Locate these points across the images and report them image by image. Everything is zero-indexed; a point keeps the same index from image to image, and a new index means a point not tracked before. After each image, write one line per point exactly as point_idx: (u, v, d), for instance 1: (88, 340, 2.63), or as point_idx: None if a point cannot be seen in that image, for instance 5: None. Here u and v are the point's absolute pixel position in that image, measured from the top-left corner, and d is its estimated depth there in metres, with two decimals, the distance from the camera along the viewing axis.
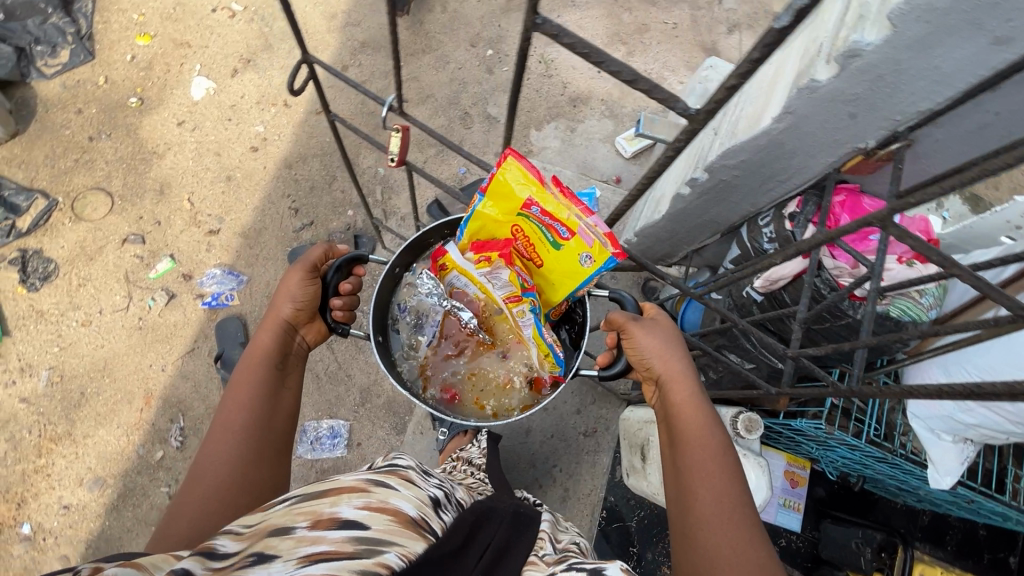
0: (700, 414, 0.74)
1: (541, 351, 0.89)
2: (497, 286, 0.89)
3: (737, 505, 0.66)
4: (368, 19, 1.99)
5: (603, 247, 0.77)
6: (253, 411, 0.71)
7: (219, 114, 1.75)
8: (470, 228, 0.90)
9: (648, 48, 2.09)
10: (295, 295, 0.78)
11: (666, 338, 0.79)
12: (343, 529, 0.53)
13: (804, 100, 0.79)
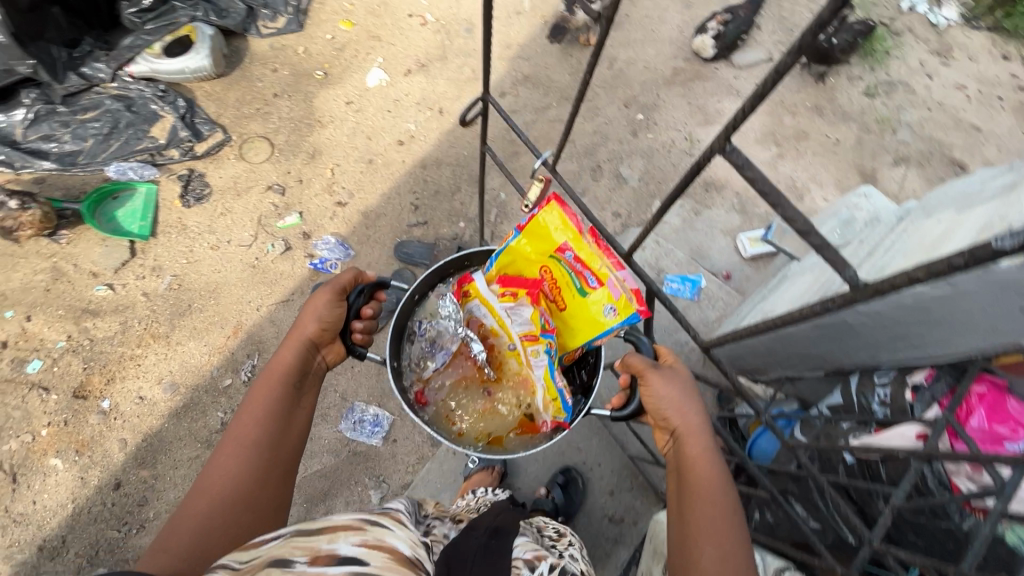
0: (711, 469, 0.71)
1: (548, 395, 0.78)
2: (515, 322, 0.81)
3: (738, 567, 0.64)
4: (538, 57, 2.11)
5: (628, 302, 0.72)
6: (268, 424, 0.73)
7: (382, 105, 1.92)
8: (500, 260, 0.84)
9: (801, 155, 2.02)
10: (323, 315, 0.80)
11: (682, 388, 0.75)
12: (342, 566, 0.51)
13: (972, 278, 0.74)
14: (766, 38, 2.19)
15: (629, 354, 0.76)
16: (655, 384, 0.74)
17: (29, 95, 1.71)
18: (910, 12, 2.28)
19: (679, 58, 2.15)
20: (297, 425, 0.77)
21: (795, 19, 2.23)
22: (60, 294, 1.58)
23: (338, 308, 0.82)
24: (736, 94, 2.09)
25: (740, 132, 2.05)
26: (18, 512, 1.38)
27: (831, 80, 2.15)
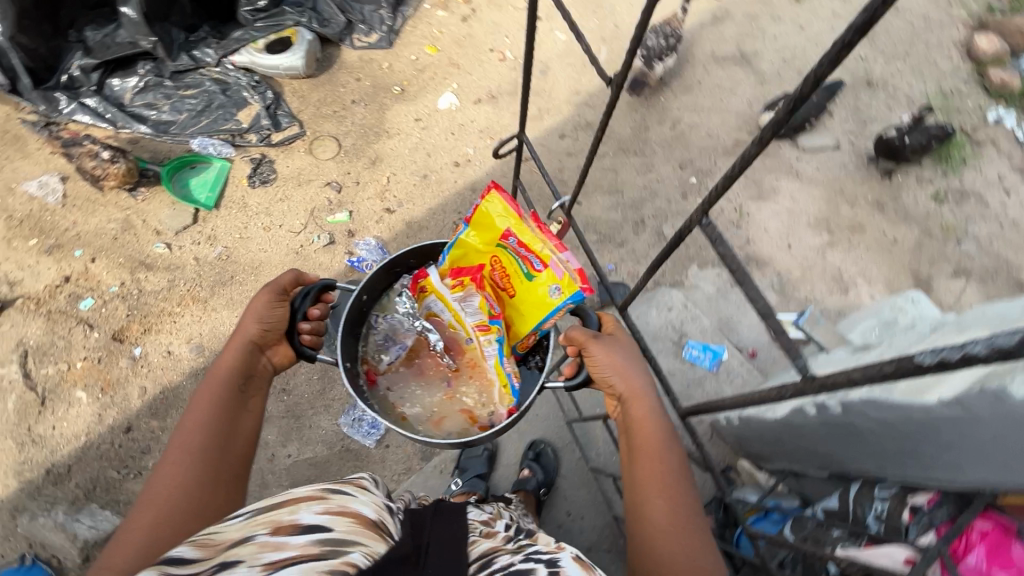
0: (655, 429, 0.82)
1: (500, 381, 0.87)
2: (467, 312, 0.88)
3: (686, 511, 0.77)
4: (604, 107, 2.18)
5: (572, 280, 0.79)
6: (214, 424, 0.79)
7: (448, 126, 2.04)
8: (450, 254, 0.92)
9: (853, 248, 1.97)
10: (263, 317, 0.87)
11: (623, 357, 0.85)
12: (305, 534, 0.57)
13: (985, 404, 0.72)
14: (836, 127, 2.17)
15: (572, 328, 0.85)
16: (597, 352, 0.83)
17: (143, 66, 1.92)
18: (996, 124, 2.20)
19: (743, 131, 2.15)
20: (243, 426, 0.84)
21: (870, 112, 2.21)
22: (124, 244, 1.73)
23: (277, 309, 0.89)
24: (795, 175, 2.07)
25: (793, 213, 2.02)
26: (39, 433, 1.50)
27: (898, 177, 2.09)
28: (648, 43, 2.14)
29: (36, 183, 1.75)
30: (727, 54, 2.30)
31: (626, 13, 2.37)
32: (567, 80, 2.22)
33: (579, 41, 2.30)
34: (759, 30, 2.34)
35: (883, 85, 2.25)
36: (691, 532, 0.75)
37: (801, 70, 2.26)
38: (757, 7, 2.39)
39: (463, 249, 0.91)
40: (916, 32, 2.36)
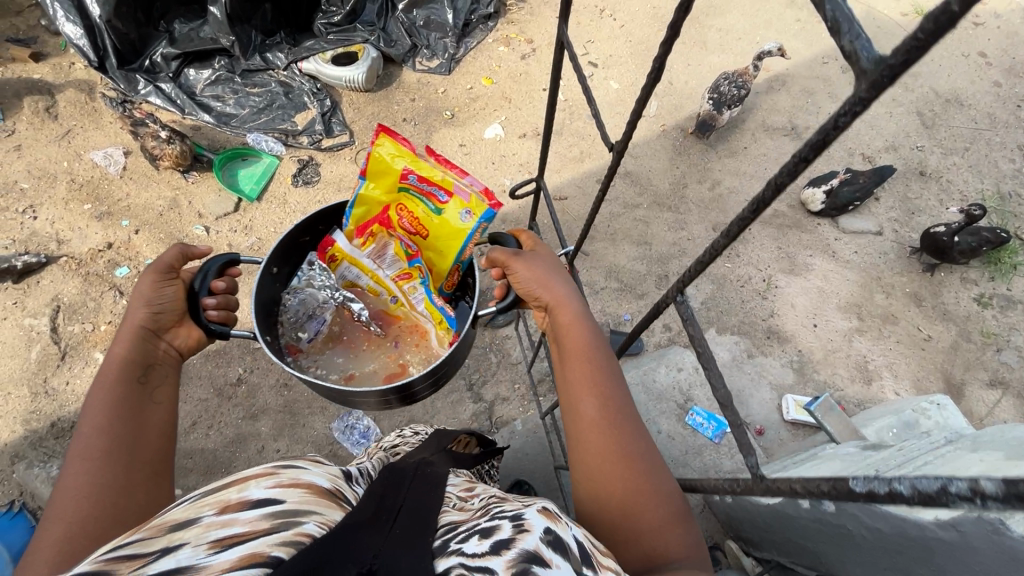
0: (580, 336, 0.86)
1: (435, 318, 1.08)
2: (386, 264, 1.14)
3: (616, 409, 0.82)
4: (646, 159, 2.20)
5: (478, 199, 1.05)
6: (117, 417, 0.77)
7: (489, 156, 2.10)
8: (352, 214, 1.13)
9: (883, 338, 1.90)
10: (153, 299, 0.86)
11: (544, 267, 0.89)
12: (256, 508, 0.51)
13: (984, 537, 0.68)
14: (881, 212, 2.12)
15: (493, 250, 0.90)
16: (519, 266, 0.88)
17: (219, 61, 2.05)
18: None
19: (784, 202, 2.13)
20: (152, 418, 0.81)
21: (919, 203, 2.15)
22: (168, 222, 1.82)
23: (165, 288, 0.88)
24: (831, 255, 2.02)
25: (824, 293, 1.96)
26: (55, 385, 1.58)
27: (941, 274, 2.01)
28: (720, 89, 2.13)
29: (101, 154, 1.88)
30: (778, 125, 2.29)
31: (683, 71, 2.40)
32: (613, 128, 2.25)
33: (631, 93, 2.33)
34: (814, 105, 2.33)
35: (936, 177, 2.20)
36: (621, 429, 0.80)
37: (852, 151, 2.23)
38: (815, 83, 2.38)
39: (370, 199, 1.11)
40: (980, 129, 2.30)
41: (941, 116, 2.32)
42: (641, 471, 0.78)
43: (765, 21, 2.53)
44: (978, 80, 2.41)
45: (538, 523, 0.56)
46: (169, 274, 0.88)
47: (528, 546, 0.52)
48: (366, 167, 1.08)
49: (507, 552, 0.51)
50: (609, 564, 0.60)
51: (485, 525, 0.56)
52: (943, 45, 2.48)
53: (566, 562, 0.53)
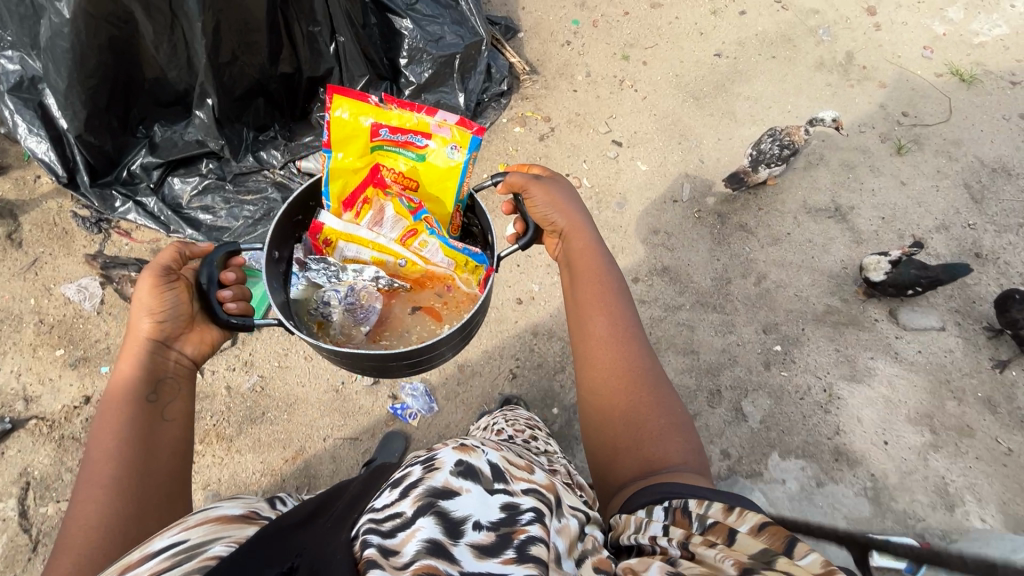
0: (588, 253, 1.19)
1: (457, 260, 1.27)
2: (387, 228, 1.30)
3: (623, 323, 1.10)
4: (684, 250, 2.01)
5: (457, 132, 1.22)
6: (131, 434, 0.86)
7: (513, 257, 1.92)
8: (334, 184, 1.27)
9: (960, 454, 1.72)
10: (157, 309, 0.95)
11: (557, 195, 1.20)
12: (156, 557, 0.57)
13: None
14: (940, 302, 1.96)
15: (513, 177, 1.20)
16: (541, 199, 1.19)
17: (206, 165, 1.82)
18: None
19: (835, 295, 1.96)
20: (165, 435, 0.90)
21: (979, 290, 1.99)
22: None
23: (166, 294, 0.96)
24: (894, 356, 1.85)
25: (890, 402, 1.79)
26: None
27: (1013, 372, 1.85)
28: (760, 146, 1.97)
29: (74, 287, 1.64)
30: (819, 205, 2.12)
31: (713, 147, 2.23)
32: (645, 216, 2.06)
33: (660, 174, 2.14)
34: (855, 181, 2.17)
35: (992, 259, 2.05)
36: (627, 343, 1.08)
37: (901, 233, 2.08)
38: (853, 154, 2.23)
39: (344, 166, 1.25)
40: None
41: (990, 189, 2.18)
42: (643, 384, 1.03)
43: (794, 87, 2.37)
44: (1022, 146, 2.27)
45: (449, 459, 0.67)
46: (169, 277, 0.97)
47: (434, 484, 0.64)
48: (331, 137, 1.21)
49: (413, 493, 0.63)
50: (522, 475, 0.73)
51: (399, 477, 0.68)
52: (982, 107, 2.34)
53: (476, 484, 0.66)
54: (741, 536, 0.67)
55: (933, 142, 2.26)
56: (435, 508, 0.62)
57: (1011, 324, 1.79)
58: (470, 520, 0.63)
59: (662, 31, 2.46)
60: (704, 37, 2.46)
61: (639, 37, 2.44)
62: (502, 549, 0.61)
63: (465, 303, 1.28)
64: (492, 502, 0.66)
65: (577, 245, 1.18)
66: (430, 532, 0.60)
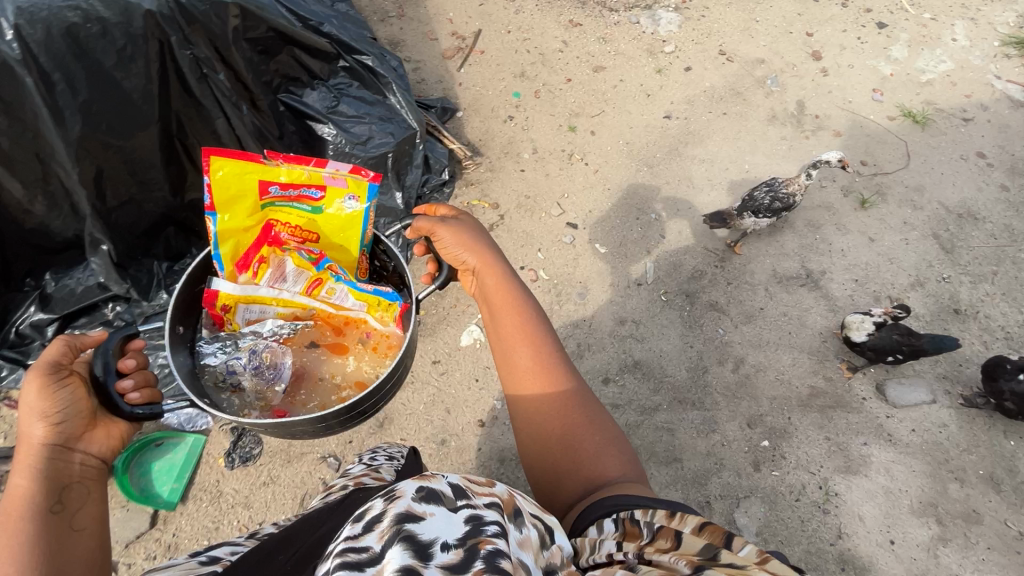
0: (503, 288, 1.08)
1: (367, 303, 1.26)
2: (290, 283, 1.28)
3: (547, 350, 1.03)
4: (655, 339, 1.86)
5: (354, 181, 1.18)
6: (36, 559, 0.69)
7: (470, 371, 1.75)
8: (226, 249, 1.22)
9: (971, 546, 1.60)
10: (49, 410, 0.81)
11: (463, 232, 1.10)
12: None
13: None
14: (926, 371, 1.85)
15: (417, 220, 1.11)
16: (448, 240, 1.09)
17: (112, 309, 1.62)
18: None
19: (819, 374, 1.83)
20: (81, 545, 0.74)
21: (964, 352, 1.89)
22: None
23: (58, 392, 0.82)
24: (887, 440, 1.73)
25: (891, 494, 1.66)
26: None
27: (1012, 442, 1.75)
28: (755, 195, 1.92)
29: None
30: (788, 272, 2.01)
31: (673, 218, 2.11)
32: (609, 305, 1.92)
33: (621, 256, 2.01)
34: (823, 242, 2.07)
35: (972, 314, 1.96)
36: (554, 370, 1.02)
37: (878, 296, 1.98)
38: (817, 212, 2.13)
39: (231, 227, 1.19)
40: (1002, 247, 2.09)
41: (959, 236, 2.10)
42: (576, 409, 1.00)
43: (749, 144, 2.28)
44: (984, 187, 2.22)
45: (409, 485, 0.56)
46: (59, 373, 0.83)
47: (399, 508, 0.53)
48: (213, 199, 1.13)
49: (378, 527, 0.52)
50: (486, 489, 0.61)
51: (357, 509, 0.56)
52: (939, 149, 2.29)
53: (441, 508, 0.55)
54: (686, 536, 0.71)
55: (896, 191, 2.18)
56: (401, 534, 0.51)
57: (998, 393, 1.69)
58: (439, 543, 0.52)
59: (608, 96, 2.36)
60: (651, 99, 2.36)
61: (584, 105, 2.33)
62: (472, 563, 0.52)
63: (390, 344, 1.27)
64: (459, 519, 0.55)
65: (491, 279, 1.08)
66: (400, 564, 0.49)
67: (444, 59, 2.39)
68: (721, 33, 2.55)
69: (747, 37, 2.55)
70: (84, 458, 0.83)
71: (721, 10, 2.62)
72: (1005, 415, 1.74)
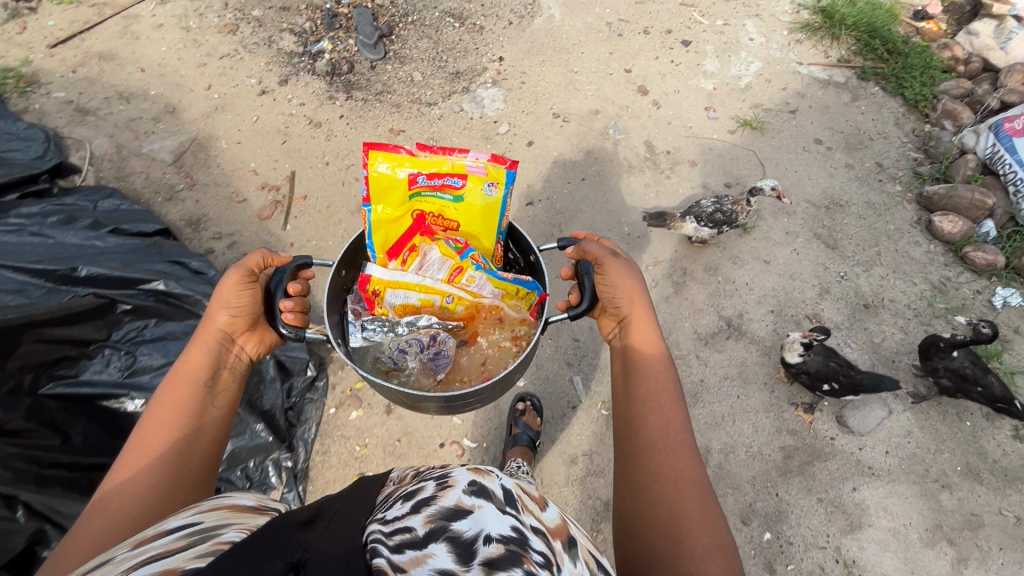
0: (654, 340, 1.14)
1: (509, 290, 1.35)
2: (436, 269, 1.35)
3: (679, 428, 1.03)
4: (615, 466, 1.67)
5: (493, 167, 1.28)
6: (181, 422, 0.99)
7: None
8: (382, 238, 1.35)
9: (987, 555, 1.55)
10: (232, 305, 1.09)
11: (628, 281, 1.16)
12: (167, 538, 0.67)
13: None
14: None
15: (592, 252, 1.18)
16: (613, 281, 1.15)
17: None
18: (1006, 307, 1.98)
19: (782, 432, 1.71)
20: (209, 422, 1.03)
21: (890, 346, 1.89)
22: None
23: (245, 293, 1.10)
24: (872, 475, 1.64)
25: (899, 535, 1.57)
26: None
27: (968, 422, 1.74)
28: (714, 203, 1.93)
29: None
30: (709, 329, 1.89)
31: None
32: (553, 446, 1.70)
33: (544, 381, 1.79)
34: (727, 282, 1.98)
35: (880, 303, 1.97)
36: (681, 448, 1.01)
37: (796, 320, 1.93)
38: (709, 253, 2.04)
39: (386, 216, 1.33)
40: (873, 225, 2.16)
41: (836, 229, 2.13)
42: (695, 497, 0.96)
43: (619, 204, 2.17)
44: (835, 172, 2.29)
45: (462, 478, 0.71)
46: (248, 279, 1.10)
47: (448, 503, 0.67)
48: (373, 191, 1.28)
49: (424, 511, 0.66)
50: (530, 510, 0.75)
51: (412, 490, 0.72)
52: (783, 148, 2.34)
53: (487, 502, 0.69)
54: None
55: (767, 204, 2.17)
56: (446, 533, 0.63)
57: (932, 370, 1.73)
58: (482, 538, 0.63)
59: None
60: None
61: None
62: (512, 564, 0.61)
63: (523, 327, 1.35)
64: (504, 521, 0.67)
65: (644, 332, 1.14)
66: (444, 560, 0.60)
67: (263, 221, 2.02)
68: (547, 95, 2.44)
69: (573, 93, 2.46)
70: (239, 352, 1.13)
71: (538, 71, 2.51)
72: (947, 395, 1.75)
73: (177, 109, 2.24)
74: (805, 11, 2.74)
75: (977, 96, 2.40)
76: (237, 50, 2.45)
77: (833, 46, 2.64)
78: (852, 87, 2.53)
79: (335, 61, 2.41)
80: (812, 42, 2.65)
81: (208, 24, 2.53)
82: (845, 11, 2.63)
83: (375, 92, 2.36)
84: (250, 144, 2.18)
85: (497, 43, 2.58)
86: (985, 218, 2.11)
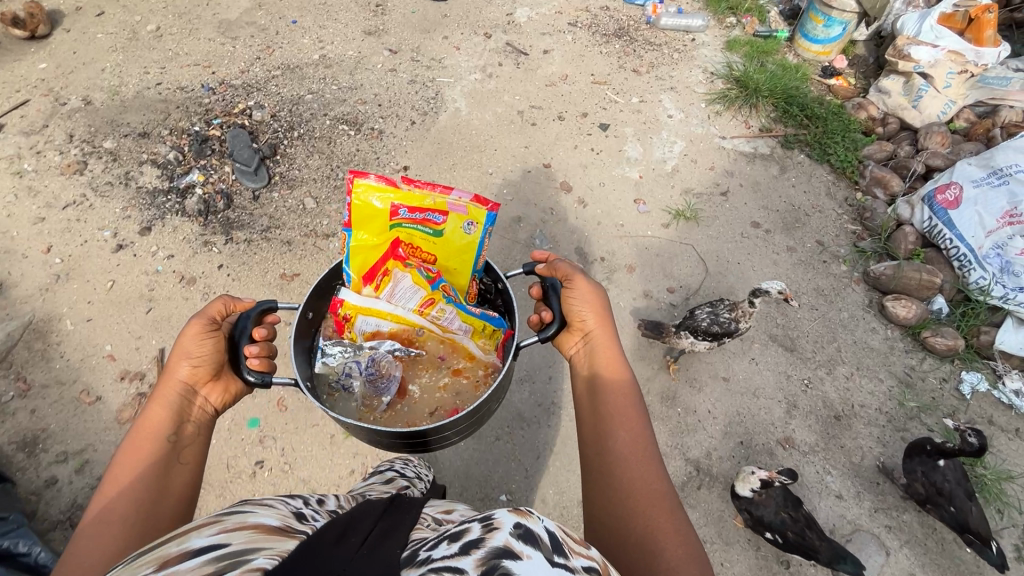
0: (614, 354, 1.04)
1: (478, 326, 1.19)
2: (408, 301, 1.18)
3: (647, 444, 0.91)
4: None
5: (477, 208, 1.14)
6: (143, 484, 0.83)
7: None
8: (357, 264, 1.18)
9: None
10: (193, 354, 0.95)
11: (594, 298, 1.06)
12: (196, 557, 0.51)
13: None
14: (859, 516, 1.63)
15: (561, 268, 1.08)
16: (579, 296, 1.05)
17: None
18: (975, 395, 1.86)
19: None
20: (177, 478, 0.87)
21: (871, 464, 1.72)
22: None
23: (206, 340, 0.96)
24: None
25: None
26: None
27: (966, 549, 1.59)
28: (719, 312, 1.73)
29: None
30: (678, 479, 1.64)
31: (527, 484, 1.62)
32: None
33: None
34: (688, 414, 1.76)
35: (851, 413, 1.80)
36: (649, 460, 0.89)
37: (769, 449, 1.72)
38: (662, 380, 1.81)
39: (363, 244, 1.17)
40: (827, 316, 2.01)
41: (791, 327, 1.96)
42: (667, 509, 0.84)
43: None
44: (778, 258, 2.14)
45: (508, 519, 0.55)
46: (212, 327, 0.98)
47: (499, 542, 0.52)
48: (351, 217, 1.13)
49: (475, 552, 0.50)
50: (583, 553, 0.58)
51: (457, 530, 0.56)
52: (721, 237, 2.18)
53: (538, 552, 0.52)
54: None
55: None
56: (503, 568, 0.48)
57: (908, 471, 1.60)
58: None
59: None
60: None
61: None
62: None
63: (489, 370, 1.19)
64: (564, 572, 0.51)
65: (605, 347, 1.04)
66: None
67: (124, 424, 1.61)
68: None
69: (490, 199, 2.21)
70: (203, 404, 0.97)
71: (449, 177, 2.26)
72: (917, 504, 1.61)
73: (5, 286, 1.82)
74: (718, 80, 2.64)
75: (900, 159, 2.35)
76: (85, 194, 2.04)
77: (753, 115, 2.54)
78: (778, 158, 2.42)
79: (209, 196, 2.05)
80: (731, 112, 2.55)
81: (48, 163, 2.12)
82: (759, 79, 2.55)
83: (261, 229, 2.02)
84: (104, 320, 1.78)
85: (399, 149, 2.31)
86: (934, 295, 2.03)
